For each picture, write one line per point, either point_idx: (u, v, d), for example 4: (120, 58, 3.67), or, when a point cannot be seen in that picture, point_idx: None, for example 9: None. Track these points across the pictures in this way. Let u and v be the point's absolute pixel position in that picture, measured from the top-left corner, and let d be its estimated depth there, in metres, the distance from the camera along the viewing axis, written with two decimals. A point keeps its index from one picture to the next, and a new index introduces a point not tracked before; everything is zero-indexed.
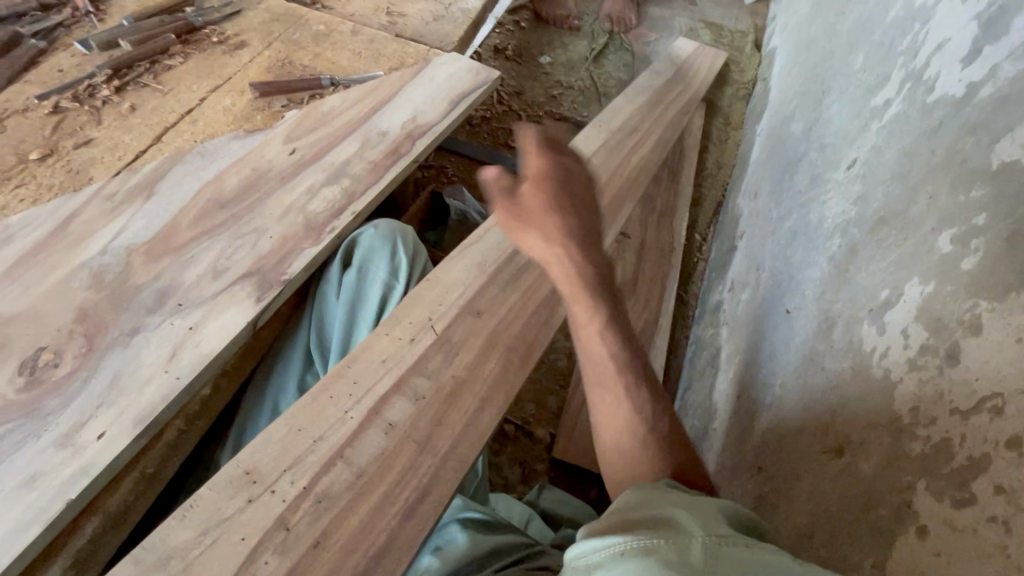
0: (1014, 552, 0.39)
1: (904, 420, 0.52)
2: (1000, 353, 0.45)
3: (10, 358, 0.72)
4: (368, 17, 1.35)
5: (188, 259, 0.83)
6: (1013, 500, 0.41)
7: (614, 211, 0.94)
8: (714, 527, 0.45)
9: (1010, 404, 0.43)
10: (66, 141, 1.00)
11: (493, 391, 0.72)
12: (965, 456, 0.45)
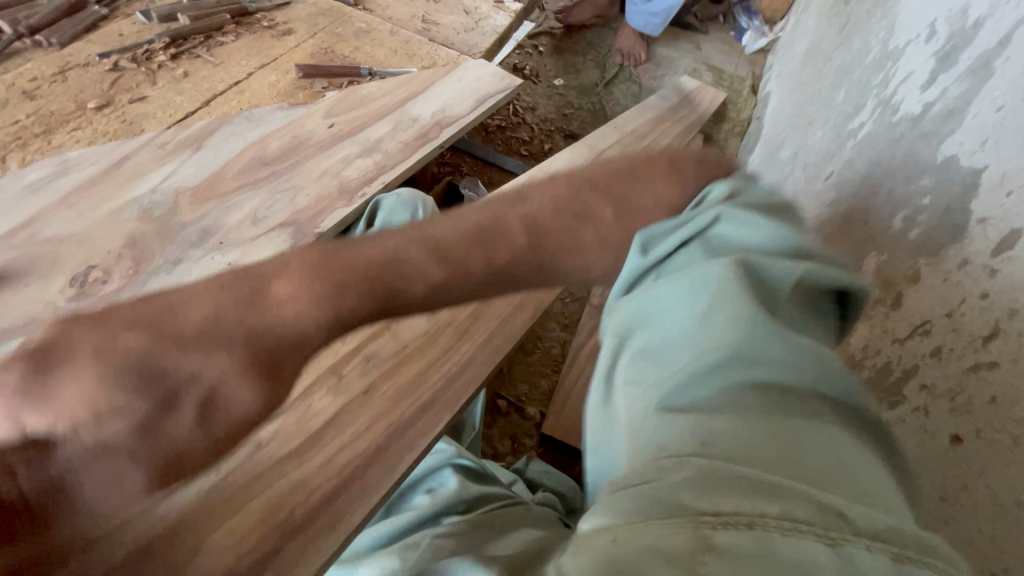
0: (926, 424, 0.62)
1: (856, 355, 0.73)
2: (925, 296, 0.62)
3: (63, 271, 0.78)
4: (405, 22, 1.47)
5: (230, 205, 0.91)
6: (928, 392, 0.62)
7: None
8: (693, 487, 0.38)
9: (931, 326, 0.61)
10: (122, 95, 1.09)
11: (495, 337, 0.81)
12: (898, 370, 0.67)
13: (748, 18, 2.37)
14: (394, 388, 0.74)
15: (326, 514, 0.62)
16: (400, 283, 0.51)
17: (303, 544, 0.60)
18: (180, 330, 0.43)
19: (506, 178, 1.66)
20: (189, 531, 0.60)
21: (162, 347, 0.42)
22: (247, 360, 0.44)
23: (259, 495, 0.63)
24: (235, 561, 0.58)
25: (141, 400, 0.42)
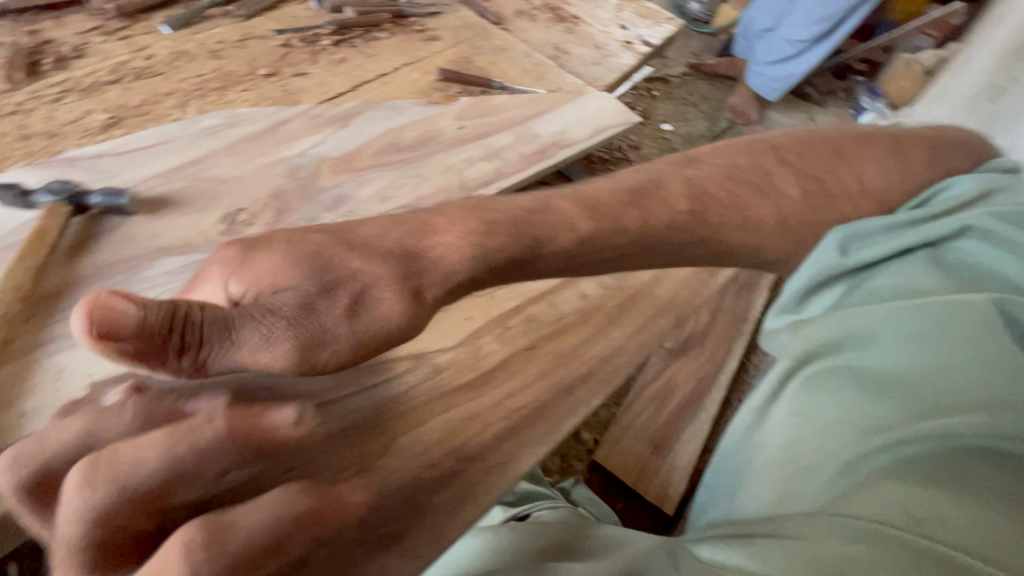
0: None
1: None
2: None
3: (217, 208, 0.88)
4: (539, 47, 1.56)
5: (364, 179, 1.00)
6: None
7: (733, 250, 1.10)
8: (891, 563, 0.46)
9: None
10: (288, 69, 1.22)
11: (629, 342, 0.85)
12: None
13: (870, 99, 2.32)
14: (546, 356, 0.80)
15: (496, 455, 0.68)
16: (549, 234, 0.70)
17: (479, 473, 0.66)
18: (359, 236, 0.62)
19: None
20: (388, 426, 0.65)
21: (338, 245, 0.61)
22: (395, 276, 0.60)
23: (438, 416, 0.69)
24: (420, 470, 0.64)
25: (311, 282, 0.56)
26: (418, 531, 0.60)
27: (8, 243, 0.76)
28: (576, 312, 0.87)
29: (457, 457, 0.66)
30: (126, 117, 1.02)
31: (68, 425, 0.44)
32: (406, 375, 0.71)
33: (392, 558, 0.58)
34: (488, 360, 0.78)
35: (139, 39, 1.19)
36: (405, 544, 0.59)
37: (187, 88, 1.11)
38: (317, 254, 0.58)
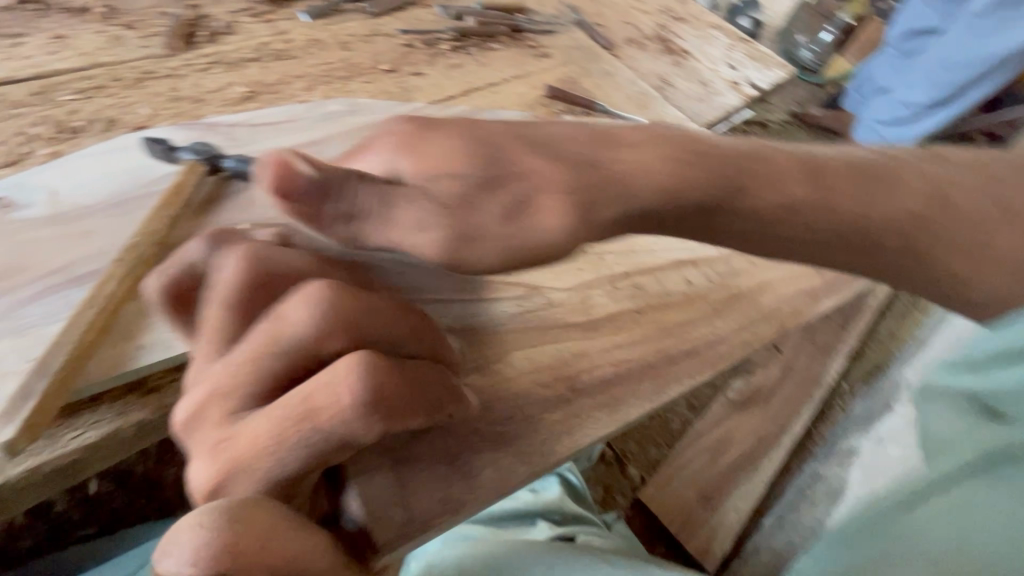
0: None
1: None
2: None
3: None
4: (645, 76, 1.57)
5: None
6: None
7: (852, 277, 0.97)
8: None
9: None
10: (407, 67, 1.28)
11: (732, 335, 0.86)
12: None
13: None
14: (651, 324, 0.82)
15: (602, 393, 0.74)
16: (747, 181, 0.60)
17: (584, 405, 0.73)
18: (532, 134, 0.57)
19: None
20: (502, 349, 0.74)
21: (512, 137, 0.56)
22: (574, 186, 0.54)
23: (549, 348, 0.75)
24: (535, 390, 0.72)
25: (472, 173, 0.53)
26: (532, 437, 0.69)
27: (150, 191, 0.84)
28: (685, 292, 0.88)
29: (569, 386, 0.73)
30: (261, 93, 1.11)
31: (237, 259, 0.56)
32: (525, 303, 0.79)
33: (505, 457, 0.67)
34: (599, 315, 0.81)
35: (281, 24, 1.29)
36: (519, 445, 0.68)
37: (317, 73, 1.19)
38: (485, 139, 0.55)
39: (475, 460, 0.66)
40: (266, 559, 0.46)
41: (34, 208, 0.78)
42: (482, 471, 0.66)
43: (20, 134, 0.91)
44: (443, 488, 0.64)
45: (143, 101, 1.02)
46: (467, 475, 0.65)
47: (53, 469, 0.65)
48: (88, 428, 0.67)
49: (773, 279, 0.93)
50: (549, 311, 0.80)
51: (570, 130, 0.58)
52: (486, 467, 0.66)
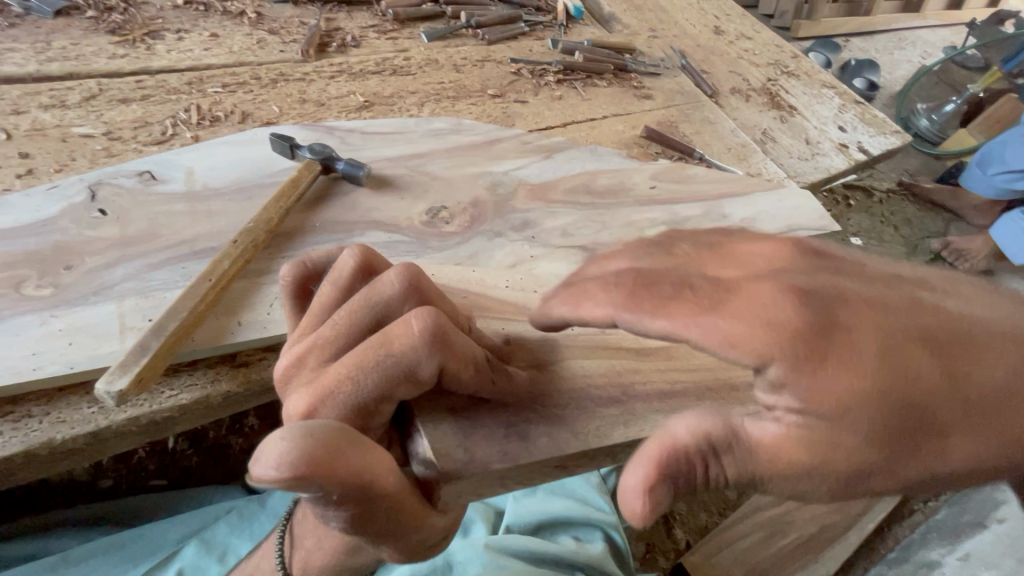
0: None
1: None
2: None
3: (425, 200, 0.98)
4: (746, 128, 1.54)
5: (553, 211, 1.04)
6: None
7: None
8: None
9: None
10: (511, 94, 1.33)
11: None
12: None
13: None
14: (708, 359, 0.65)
15: (657, 402, 0.60)
16: None
17: (643, 409, 0.59)
18: (962, 408, 0.50)
19: None
20: (550, 353, 0.63)
21: (937, 403, 0.49)
22: (958, 467, 0.52)
23: (600, 358, 0.63)
24: (590, 387, 0.60)
25: (876, 462, 0.49)
26: (589, 420, 0.57)
27: (270, 181, 0.92)
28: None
29: (621, 390, 0.60)
30: (376, 103, 1.19)
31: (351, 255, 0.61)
32: (575, 326, 0.67)
33: (560, 432, 0.55)
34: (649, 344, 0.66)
35: (403, 42, 1.38)
36: (577, 423, 0.56)
37: (428, 91, 1.26)
38: (902, 397, 0.47)
39: (530, 425, 0.55)
40: (344, 472, 0.42)
41: (174, 184, 0.87)
42: (537, 438, 0.54)
43: (171, 117, 1.02)
44: (502, 440, 0.53)
45: (275, 99, 1.12)
46: (521, 436, 0.54)
47: (149, 420, 0.71)
48: (184, 390, 0.73)
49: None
50: (599, 336, 0.66)
51: (976, 370, 0.51)
52: (544, 433, 0.55)
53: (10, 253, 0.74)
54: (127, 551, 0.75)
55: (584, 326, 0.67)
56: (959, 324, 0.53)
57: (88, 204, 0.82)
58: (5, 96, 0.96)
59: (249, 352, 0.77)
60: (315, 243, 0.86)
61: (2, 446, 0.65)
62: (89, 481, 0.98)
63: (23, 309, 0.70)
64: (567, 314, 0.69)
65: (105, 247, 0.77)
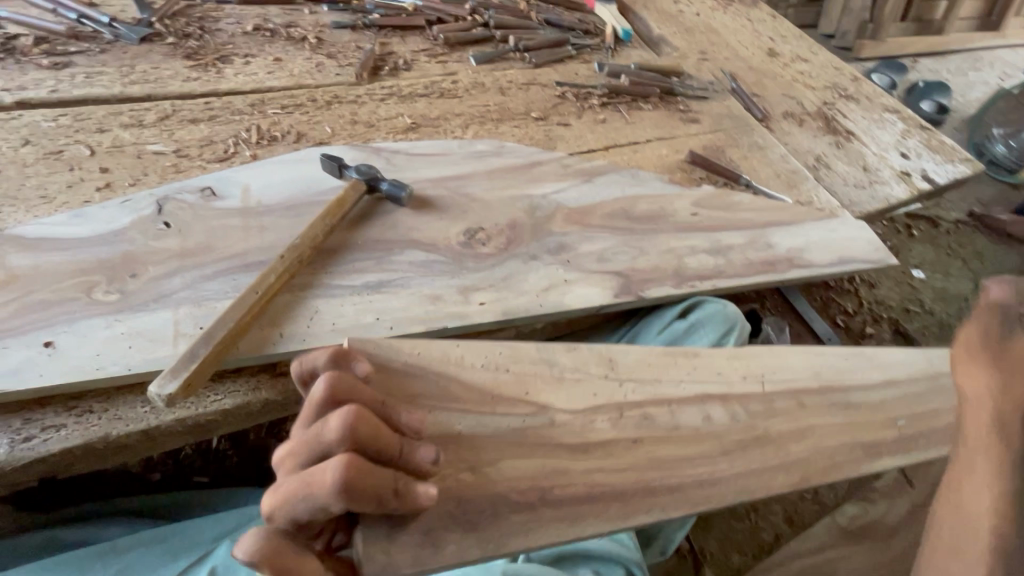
0: None
1: None
2: None
3: (464, 222, 1.00)
4: (798, 153, 1.48)
5: (589, 236, 1.04)
6: None
7: (888, 432, 0.78)
8: None
9: None
10: (555, 117, 1.35)
11: (732, 481, 0.70)
12: None
13: None
14: (643, 456, 0.69)
15: (570, 507, 0.64)
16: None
17: (548, 517, 0.63)
18: None
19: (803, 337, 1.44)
20: (489, 451, 0.65)
21: None
22: None
23: (535, 457, 0.66)
24: (509, 489, 0.63)
25: None
26: (496, 527, 0.61)
27: (318, 200, 0.97)
28: (695, 431, 0.72)
29: (538, 495, 0.64)
30: (423, 125, 1.23)
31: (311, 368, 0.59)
32: (528, 417, 0.69)
33: (468, 537, 0.60)
34: (595, 437, 0.69)
35: (453, 65, 1.43)
36: (485, 531, 0.60)
37: (473, 113, 1.30)
38: None
39: (445, 531, 0.59)
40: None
41: (230, 200, 0.94)
42: (446, 544, 0.59)
43: (233, 136, 1.10)
44: (416, 546, 0.58)
45: (329, 121, 1.18)
46: (432, 543, 0.58)
47: (194, 423, 0.75)
48: (227, 395, 0.77)
49: (818, 425, 0.76)
50: (547, 431, 0.68)
51: None
52: (454, 540, 0.59)
53: (84, 260, 0.81)
54: (170, 543, 0.76)
55: (535, 417, 0.69)
56: None
57: (154, 217, 0.89)
58: (92, 115, 1.06)
59: (288, 363, 0.81)
60: (356, 260, 0.90)
61: (65, 438, 0.70)
62: (139, 474, 0.98)
63: (91, 312, 0.76)
64: (527, 400, 0.70)
65: (166, 257, 0.84)
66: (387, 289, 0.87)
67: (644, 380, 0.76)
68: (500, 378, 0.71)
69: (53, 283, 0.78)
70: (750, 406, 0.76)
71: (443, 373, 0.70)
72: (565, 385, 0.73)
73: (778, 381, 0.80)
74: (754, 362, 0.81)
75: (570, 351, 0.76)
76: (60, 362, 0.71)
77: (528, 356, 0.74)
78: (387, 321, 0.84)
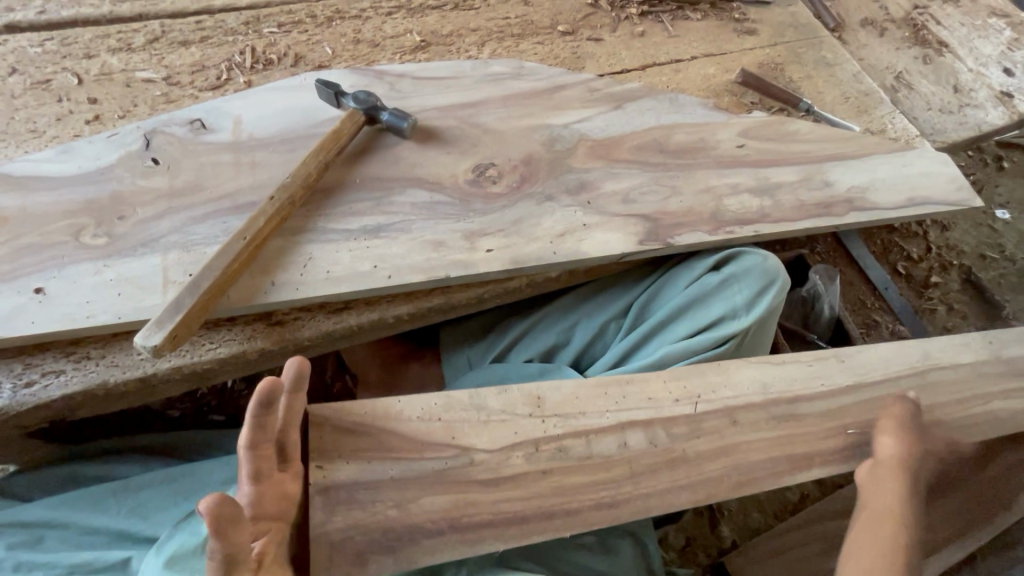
0: None
1: None
2: None
3: (472, 156, 0.90)
4: (874, 71, 1.26)
5: (614, 172, 0.92)
6: None
7: (832, 441, 0.75)
8: None
9: None
10: (585, 31, 1.17)
11: (633, 502, 0.69)
12: None
13: None
14: (548, 486, 0.68)
15: (476, 531, 0.66)
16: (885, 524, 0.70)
17: (456, 541, 0.65)
18: (902, 438, 0.74)
19: (856, 284, 1.30)
20: (409, 488, 0.67)
21: (907, 437, 0.74)
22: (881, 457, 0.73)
23: (449, 492, 0.67)
24: (424, 520, 0.66)
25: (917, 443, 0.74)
26: (413, 551, 0.64)
27: (315, 132, 0.88)
28: (607, 459, 0.71)
29: (448, 522, 0.66)
30: (434, 44, 1.09)
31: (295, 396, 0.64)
32: (450, 459, 0.69)
33: (387, 558, 0.64)
34: (507, 472, 0.69)
35: None
36: (402, 554, 0.64)
37: (491, 28, 1.14)
38: (916, 429, 0.75)
39: (371, 553, 0.64)
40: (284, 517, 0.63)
41: (221, 133, 0.86)
42: (371, 563, 0.63)
43: (226, 60, 1.00)
44: (351, 564, 0.63)
45: (329, 40, 1.06)
46: (359, 562, 0.63)
47: (191, 371, 0.73)
48: (222, 344, 0.74)
49: (741, 441, 0.73)
50: (465, 471, 0.68)
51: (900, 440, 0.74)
52: (376, 560, 0.63)
53: (71, 201, 0.77)
54: (180, 483, 0.77)
55: (456, 459, 0.69)
56: (913, 437, 0.74)
57: (142, 153, 0.83)
58: (78, 39, 0.99)
59: (283, 313, 0.77)
60: (354, 202, 0.82)
61: (65, 384, 0.70)
62: (160, 410, 1.02)
63: (80, 258, 0.73)
64: (451, 443, 0.69)
65: (154, 198, 0.79)
66: (385, 234, 0.80)
67: (567, 414, 0.72)
68: (432, 426, 0.70)
69: (41, 226, 0.75)
70: (672, 429, 0.73)
71: (378, 429, 0.69)
72: (489, 425, 0.71)
73: (714, 400, 0.75)
74: (692, 379, 0.77)
75: (503, 392, 0.73)
76: (51, 308, 0.69)
77: (458, 400, 0.72)
78: (385, 270, 0.78)
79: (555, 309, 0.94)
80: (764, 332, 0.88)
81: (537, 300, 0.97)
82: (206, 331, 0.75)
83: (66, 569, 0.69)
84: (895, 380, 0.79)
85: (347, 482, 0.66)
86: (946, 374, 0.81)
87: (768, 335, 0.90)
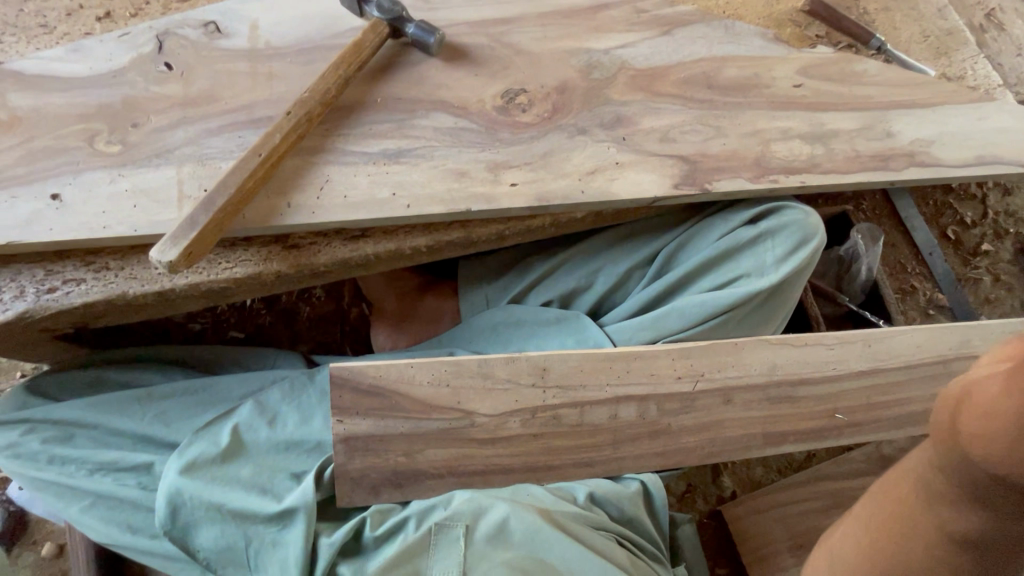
0: None
1: None
2: None
3: (503, 80, 0.83)
4: (963, 5, 1.11)
5: (655, 107, 0.84)
6: None
7: (818, 421, 0.83)
8: None
9: None
10: None
11: (611, 463, 0.78)
12: None
13: None
14: (540, 447, 0.76)
15: (470, 476, 0.75)
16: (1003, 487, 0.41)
17: (455, 482, 0.74)
18: None
19: (900, 246, 1.22)
20: (416, 441, 0.74)
21: None
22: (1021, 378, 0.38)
23: (449, 447, 0.74)
24: (428, 466, 0.74)
25: None
26: (420, 490, 0.74)
27: (335, 43, 0.82)
28: (596, 427, 0.77)
29: (448, 468, 0.74)
30: None
31: None
32: (452, 420, 0.74)
33: (395, 493, 0.73)
34: (502, 434, 0.75)
35: None
36: (411, 489, 0.74)
37: None
38: None
39: (384, 487, 0.73)
40: None
41: (236, 39, 0.81)
42: (383, 494, 0.73)
43: None
44: (365, 495, 0.72)
45: None
46: (374, 493, 0.73)
47: (207, 288, 0.73)
48: (238, 264, 0.73)
49: (727, 419, 0.80)
50: (467, 431, 0.74)
51: None
52: (386, 494, 0.73)
53: (84, 104, 0.74)
54: (200, 397, 0.80)
55: (459, 420, 0.74)
56: None
57: (155, 56, 0.78)
58: None
59: (301, 235, 0.76)
60: (374, 122, 0.78)
61: (85, 293, 0.70)
62: (182, 323, 1.05)
63: (95, 165, 0.71)
64: (456, 407, 0.74)
65: (168, 106, 0.75)
66: (406, 160, 0.76)
67: (568, 386, 0.76)
68: (439, 391, 0.74)
69: (54, 128, 0.73)
70: (665, 405, 0.79)
71: (393, 393, 0.73)
72: (492, 393, 0.75)
73: (715, 379, 0.80)
74: (702, 358, 0.80)
75: (511, 362, 0.76)
76: (67, 216, 0.69)
77: (467, 368, 0.75)
78: (404, 198, 0.74)
79: (579, 252, 0.90)
80: (790, 292, 0.85)
81: (561, 240, 0.93)
82: (223, 249, 0.74)
83: (95, 464, 0.74)
84: (886, 368, 0.85)
85: (360, 436, 0.72)
86: (967, 365, 0.87)
87: (794, 295, 0.86)
